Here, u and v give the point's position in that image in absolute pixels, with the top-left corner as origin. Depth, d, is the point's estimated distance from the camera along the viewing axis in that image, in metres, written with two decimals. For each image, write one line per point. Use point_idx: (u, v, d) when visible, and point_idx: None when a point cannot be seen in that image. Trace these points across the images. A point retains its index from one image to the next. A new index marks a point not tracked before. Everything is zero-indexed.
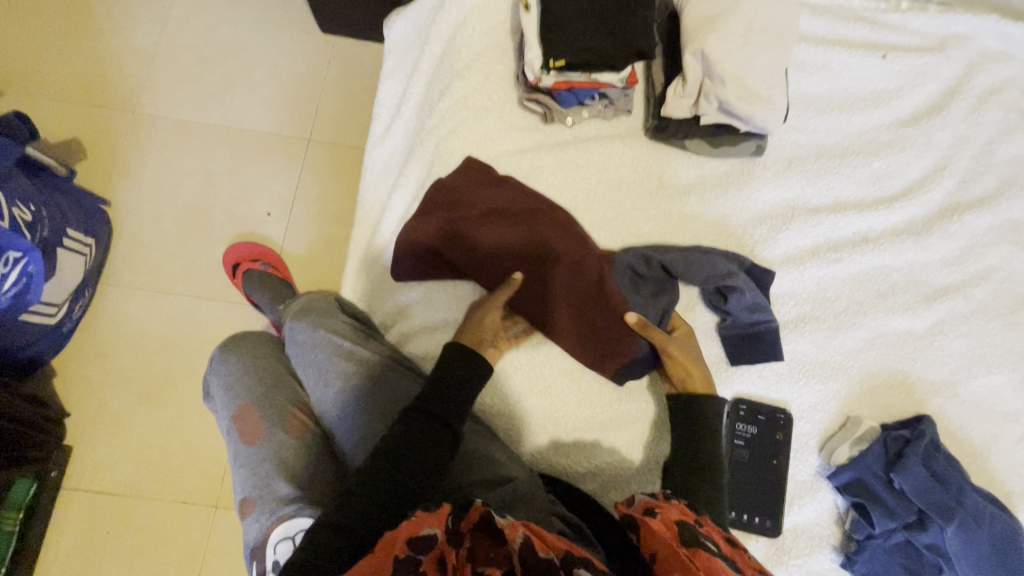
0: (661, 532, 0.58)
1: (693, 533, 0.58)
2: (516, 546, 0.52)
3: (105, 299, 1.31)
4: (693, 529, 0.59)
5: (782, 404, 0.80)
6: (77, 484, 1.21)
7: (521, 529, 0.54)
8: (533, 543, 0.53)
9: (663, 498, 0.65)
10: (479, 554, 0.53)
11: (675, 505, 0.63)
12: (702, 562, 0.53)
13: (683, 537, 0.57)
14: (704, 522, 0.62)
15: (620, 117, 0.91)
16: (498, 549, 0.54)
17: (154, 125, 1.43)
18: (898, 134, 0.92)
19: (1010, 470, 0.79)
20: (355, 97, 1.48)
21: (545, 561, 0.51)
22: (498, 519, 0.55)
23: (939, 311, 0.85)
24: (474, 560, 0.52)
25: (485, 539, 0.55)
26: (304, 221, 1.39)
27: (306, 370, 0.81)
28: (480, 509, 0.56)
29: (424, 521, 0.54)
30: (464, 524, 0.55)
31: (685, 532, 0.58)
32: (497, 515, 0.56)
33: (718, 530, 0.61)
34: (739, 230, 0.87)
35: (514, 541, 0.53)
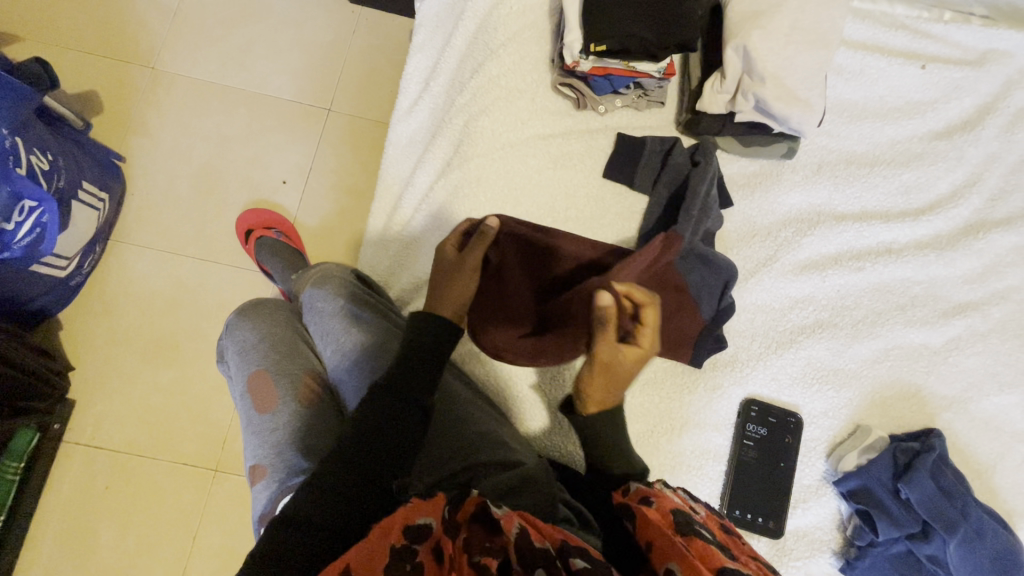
0: (659, 521, 0.59)
1: (690, 520, 0.59)
2: (512, 536, 0.54)
3: (115, 257, 1.31)
4: (688, 518, 0.60)
5: (793, 409, 0.80)
6: (78, 438, 1.21)
7: (516, 519, 0.56)
8: (528, 532, 0.54)
9: (659, 488, 0.66)
10: (474, 543, 0.54)
11: (673, 495, 0.64)
12: (697, 550, 0.54)
13: (680, 526, 0.58)
14: (701, 512, 0.63)
15: (653, 109, 0.90)
16: (494, 538, 0.55)
17: (173, 83, 1.41)
18: (930, 147, 0.91)
19: (1013, 489, 0.80)
20: (378, 70, 1.46)
21: (541, 549, 0.52)
22: (494, 510, 0.57)
23: (956, 328, 0.85)
24: (470, 549, 0.53)
25: (481, 528, 0.56)
26: (320, 192, 1.38)
27: (322, 339, 0.80)
28: (475, 499, 0.58)
29: (418, 509, 0.55)
30: (460, 513, 0.57)
31: (683, 521, 0.59)
32: (492, 505, 0.57)
33: (715, 519, 0.63)
34: (763, 232, 0.87)
35: (510, 530, 0.54)
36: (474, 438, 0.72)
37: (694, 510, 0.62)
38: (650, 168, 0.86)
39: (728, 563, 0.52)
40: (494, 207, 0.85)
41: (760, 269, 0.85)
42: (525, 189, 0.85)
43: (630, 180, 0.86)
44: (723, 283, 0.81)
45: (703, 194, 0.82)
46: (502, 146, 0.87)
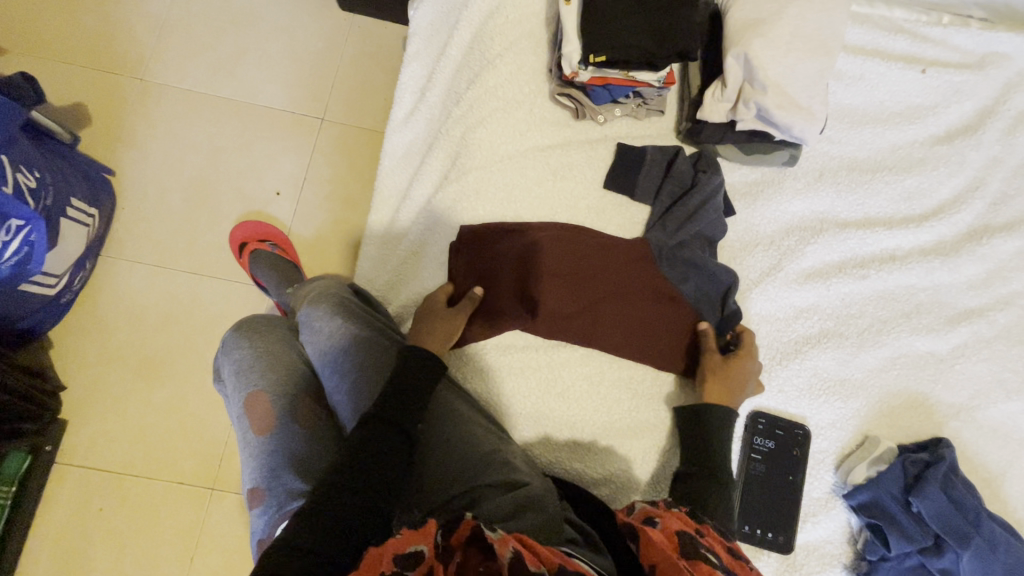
0: (665, 544, 0.60)
1: (695, 545, 0.60)
2: (505, 559, 0.52)
3: (106, 273, 1.28)
4: (693, 540, 0.61)
5: (800, 420, 0.79)
6: (71, 459, 1.19)
7: (511, 543, 0.54)
8: (522, 557, 0.52)
9: (663, 509, 0.67)
10: (468, 568, 0.54)
11: (676, 516, 0.66)
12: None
13: (684, 550, 0.60)
14: (705, 532, 0.64)
15: (653, 118, 0.89)
16: (489, 563, 0.54)
17: (162, 94, 1.38)
18: (932, 152, 0.91)
19: (1023, 498, 0.79)
20: (371, 78, 1.44)
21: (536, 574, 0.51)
22: (488, 533, 0.55)
23: (962, 335, 0.84)
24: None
25: (477, 553, 0.55)
26: (314, 203, 1.37)
27: (320, 358, 0.79)
28: (470, 523, 0.56)
29: (410, 539, 0.54)
30: (454, 538, 0.56)
31: (687, 545, 0.60)
32: (487, 530, 0.56)
33: (719, 540, 0.64)
34: (766, 241, 0.86)
35: (503, 554, 0.53)
36: (474, 460, 0.71)
37: (698, 531, 0.64)
38: (650, 179, 0.85)
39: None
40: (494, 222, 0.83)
41: (763, 278, 0.84)
42: (525, 202, 0.84)
43: (631, 191, 0.85)
44: (726, 292, 0.81)
45: (697, 202, 0.82)
46: (500, 158, 0.85)
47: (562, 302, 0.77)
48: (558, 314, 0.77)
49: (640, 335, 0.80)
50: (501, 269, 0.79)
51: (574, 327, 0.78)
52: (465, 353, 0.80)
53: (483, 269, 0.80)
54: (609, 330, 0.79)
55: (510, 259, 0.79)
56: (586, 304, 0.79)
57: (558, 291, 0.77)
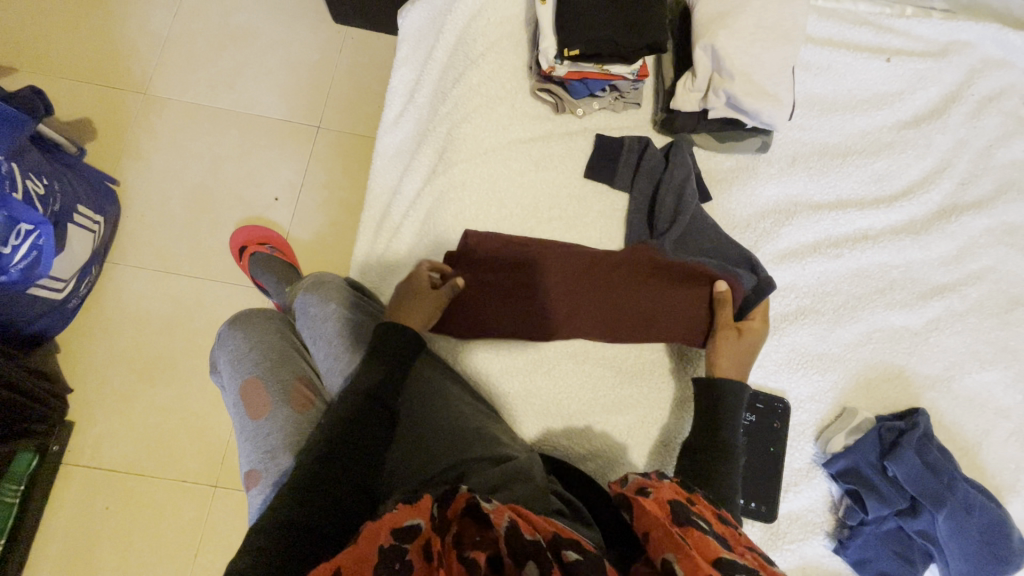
0: (655, 511, 0.59)
1: (686, 512, 0.59)
2: (501, 529, 0.55)
3: (111, 278, 1.32)
4: (684, 508, 0.60)
5: (780, 394, 0.82)
6: (76, 460, 1.21)
7: (506, 514, 0.57)
8: (517, 526, 0.55)
9: (655, 479, 0.66)
10: (464, 539, 0.56)
11: (668, 485, 0.65)
12: (693, 540, 0.55)
13: (676, 517, 0.59)
14: (696, 500, 0.63)
15: (630, 110, 0.93)
16: (484, 533, 0.57)
17: (165, 107, 1.44)
18: (900, 136, 0.94)
19: (1000, 464, 0.81)
20: (365, 87, 1.50)
21: (530, 542, 0.53)
22: (483, 505, 0.58)
23: (935, 309, 0.87)
24: (461, 546, 0.55)
25: (473, 522, 0.58)
26: (311, 207, 1.41)
27: (315, 346, 0.82)
28: (465, 496, 0.58)
29: (405, 514, 0.55)
30: (449, 513, 0.58)
31: (678, 511, 0.59)
32: (482, 501, 0.58)
33: (710, 507, 0.63)
34: (742, 224, 0.90)
35: (499, 525, 0.55)
36: (458, 434, 0.74)
37: (689, 500, 0.63)
38: (627, 168, 0.89)
39: (725, 553, 0.53)
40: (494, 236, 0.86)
41: None
42: (509, 191, 0.88)
43: (609, 179, 0.89)
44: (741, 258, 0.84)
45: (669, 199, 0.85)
46: (485, 151, 0.89)
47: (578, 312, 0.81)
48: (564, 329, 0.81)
49: (663, 323, 0.82)
50: (512, 283, 0.81)
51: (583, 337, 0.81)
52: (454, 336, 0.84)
53: (483, 289, 0.81)
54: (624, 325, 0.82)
55: (518, 267, 0.82)
56: (615, 304, 0.81)
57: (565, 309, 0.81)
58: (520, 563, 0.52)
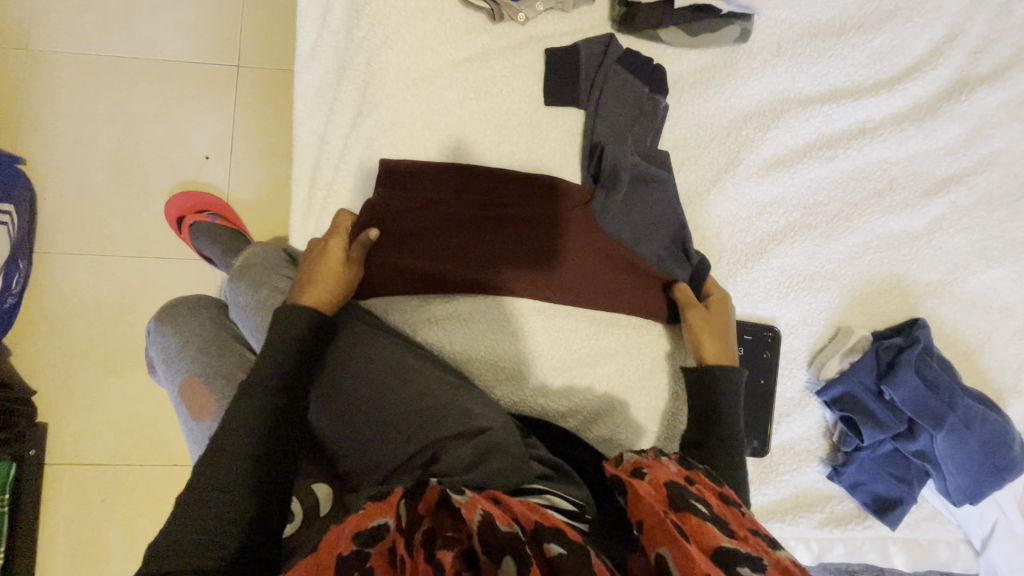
0: (650, 498, 0.50)
1: (684, 494, 0.50)
2: (473, 523, 0.45)
3: (45, 270, 1.21)
4: (682, 490, 0.51)
5: (770, 322, 0.75)
6: (60, 459, 1.18)
7: (480, 505, 0.47)
8: (494, 517, 0.46)
9: (653, 457, 0.58)
10: (435, 536, 0.45)
11: (668, 463, 0.56)
12: (693, 529, 0.45)
13: (673, 501, 0.49)
14: (696, 479, 0.54)
15: (582, 8, 0.78)
16: (459, 527, 0.46)
17: (54, 62, 1.23)
18: (904, 1, 0.79)
19: (1002, 366, 0.77)
20: (282, 10, 1.28)
21: (507, 534, 0.44)
22: (455, 497, 0.48)
23: (939, 207, 0.78)
24: (431, 543, 0.44)
25: (447, 517, 0.47)
26: (248, 162, 1.26)
27: (253, 332, 0.73)
28: (438, 487, 0.49)
29: (374, 513, 0.48)
30: (422, 507, 0.48)
31: (676, 494, 0.50)
32: (454, 492, 0.48)
33: (711, 486, 0.54)
34: (722, 132, 0.78)
35: (472, 519, 0.45)
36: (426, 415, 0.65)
37: (689, 480, 0.54)
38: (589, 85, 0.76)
39: (725, 541, 0.44)
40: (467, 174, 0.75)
41: (722, 176, 0.77)
42: (448, 128, 0.75)
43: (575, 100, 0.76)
44: None
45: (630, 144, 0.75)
46: (413, 82, 0.75)
47: (571, 220, 0.74)
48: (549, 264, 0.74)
49: None
50: None
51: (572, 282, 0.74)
52: (410, 306, 0.75)
53: None
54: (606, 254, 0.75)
55: None
56: None
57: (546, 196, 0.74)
58: (496, 560, 0.42)
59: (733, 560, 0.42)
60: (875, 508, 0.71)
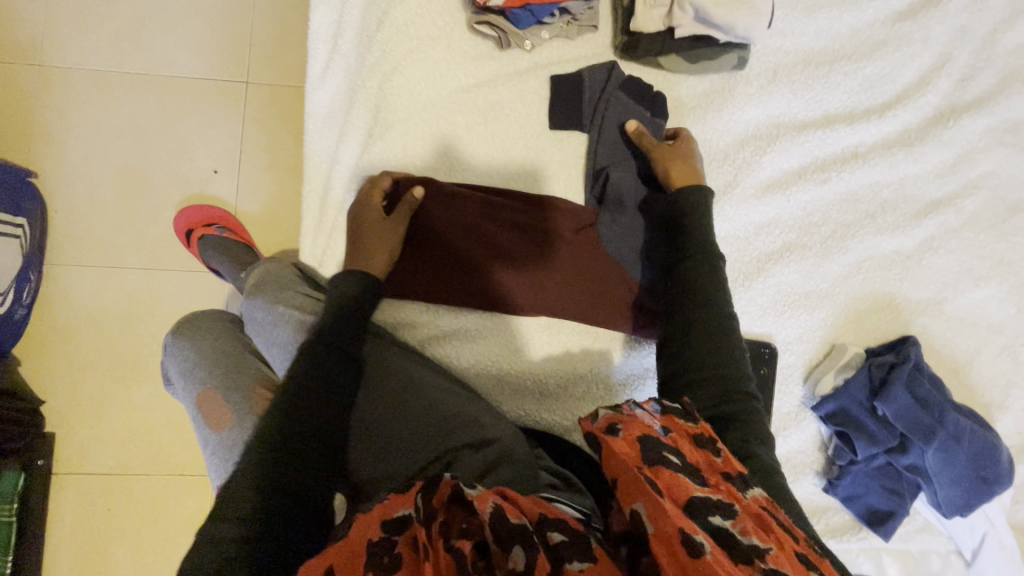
0: (626, 458, 0.48)
1: (657, 449, 0.49)
2: (485, 516, 0.47)
3: (54, 281, 1.23)
4: (656, 444, 0.50)
5: (767, 338, 0.77)
6: (66, 468, 1.20)
7: (491, 498, 0.49)
8: (504, 511, 0.48)
9: (624, 410, 0.54)
10: (451, 527, 0.47)
11: (639, 414, 0.54)
12: (670, 486, 0.46)
13: (647, 458, 0.49)
14: (669, 428, 0.53)
15: (586, 36, 0.81)
16: (471, 519, 0.48)
17: (66, 78, 1.26)
18: (894, 31, 0.83)
19: (990, 382, 0.79)
20: (290, 29, 1.31)
21: (518, 526, 0.46)
22: (466, 490, 0.49)
23: (929, 228, 0.81)
24: (446, 534, 0.46)
25: (459, 510, 0.49)
26: (256, 176, 1.29)
27: (268, 348, 0.76)
28: (450, 482, 0.49)
29: (397, 504, 0.51)
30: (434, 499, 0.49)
31: (651, 451, 0.49)
32: (466, 487, 0.49)
33: (682, 432, 0.53)
34: (721, 155, 0.80)
35: (485, 513, 0.47)
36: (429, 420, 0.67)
37: (662, 429, 0.52)
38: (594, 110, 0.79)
39: (696, 489, 0.46)
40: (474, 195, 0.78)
41: (720, 197, 0.79)
42: (456, 151, 0.78)
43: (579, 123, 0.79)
44: None
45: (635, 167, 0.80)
46: (423, 106, 0.78)
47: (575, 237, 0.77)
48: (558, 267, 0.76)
49: None
50: None
51: (564, 280, 0.76)
52: (419, 323, 0.77)
53: None
54: (610, 271, 0.78)
55: None
56: None
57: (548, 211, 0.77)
58: (507, 549, 0.45)
59: (705, 509, 0.45)
60: (868, 520, 0.73)
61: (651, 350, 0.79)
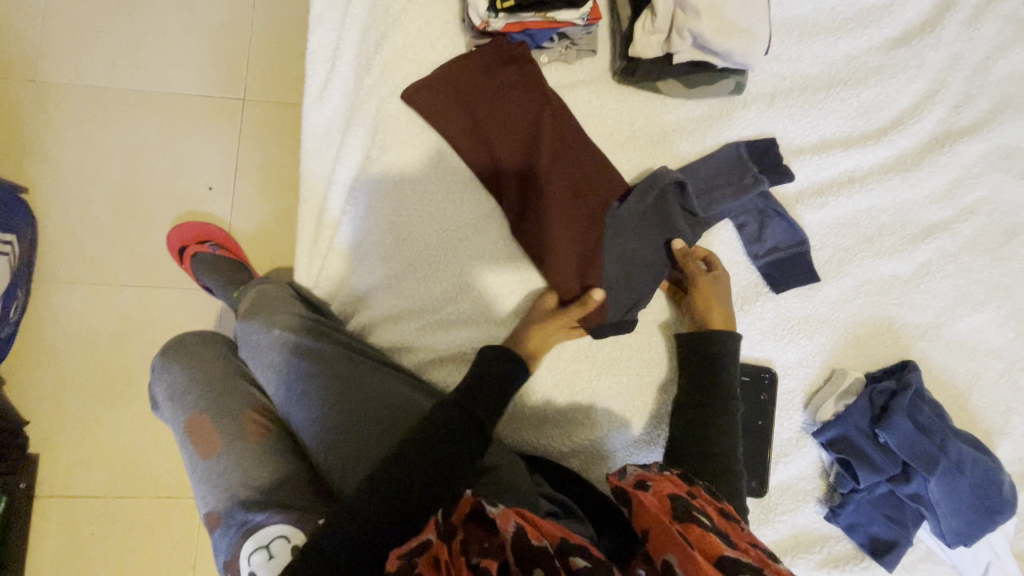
0: (654, 507, 0.54)
1: (686, 506, 0.54)
2: (508, 534, 0.48)
3: (43, 300, 1.20)
4: (684, 502, 0.55)
5: (766, 363, 0.77)
6: (50, 491, 1.16)
7: (513, 516, 0.49)
8: (526, 530, 0.48)
9: (654, 472, 0.61)
10: (472, 546, 0.49)
11: (668, 478, 0.60)
12: (697, 537, 0.49)
13: (676, 513, 0.53)
14: (697, 493, 0.59)
15: (585, 60, 0.81)
16: (493, 539, 0.50)
17: (61, 95, 1.25)
18: (888, 58, 0.84)
19: (990, 407, 0.79)
20: (287, 47, 1.31)
21: (538, 549, 0.46)
22: (489, 509, 0.51)
23: (926, 253, 0.81)
24: (467, 552, 0.48)
25: (478, 529, 0.51)
26: (251, 194, 1.28)
27: (261, 371, 0.75)
28: (470, 500, 0.52)
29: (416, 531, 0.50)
30: (456, 518, 0.51)
31: (678, 506, 0.54)
32: (487, 504, 0.51)
33: (713, 501, 0.58)
34: None
35: (506, 530, 0.48)
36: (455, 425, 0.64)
37: (690, 493, 0.58)
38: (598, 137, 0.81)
39: (728, 551, 0.47)
40: (470, 211, 0.78)
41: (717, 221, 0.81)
42: (455, 174, 0.78)
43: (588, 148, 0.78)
44: None
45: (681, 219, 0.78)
46: (422, 128, 0.78)
47: (579, 231, 0.76)
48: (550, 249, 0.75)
49: None
50: None
51: (578, 182, 0.77)
52: (416, 347, 0.76)
53: None
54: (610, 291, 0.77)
55: None
56: None
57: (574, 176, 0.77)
58: (529, 570, 0.45)
59: (736, 569, 0.45)
60: (872, 549, 0.72)
61: (652, 377, 0.78)
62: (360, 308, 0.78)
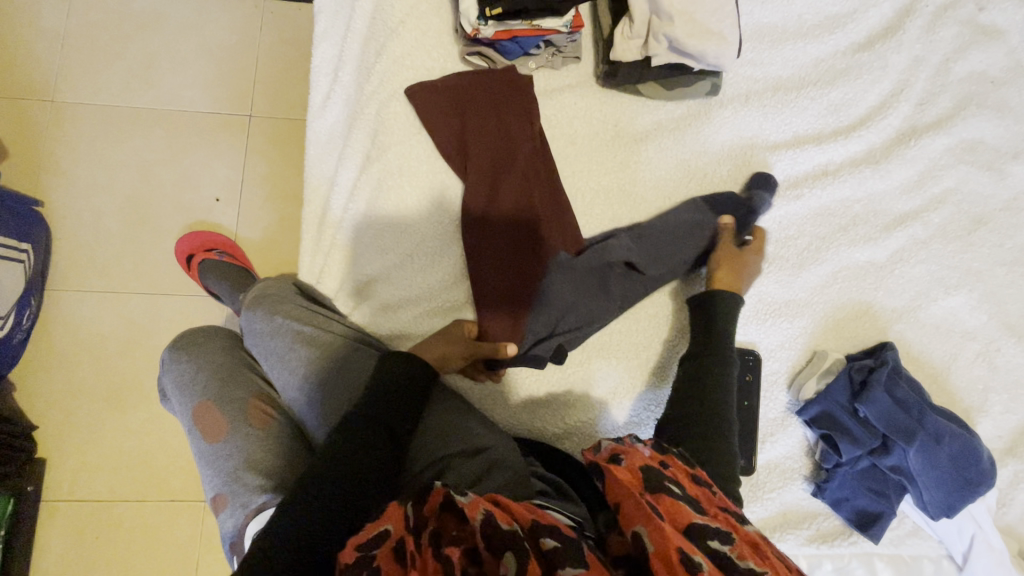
0: (629, 484, 0.53)
1: (659, 477, 0.54)
2: (476, 523, 0.48)
3: (54, 308, 1.24)
4: (657, 474, 0.55)
5: (751, 346, 0.80)
6: (56, 495, 1.18)
7: (481, 505, 0.50)
8: (493, 516, 0.49)
9: (628, 444, 0.60)
10: (441, 536, 0.49)
11: (642, 449, 0.59)
12: (667, 508, 0.51)
13: (649, 485, 0.54)
14: (670, 461, 0.58)
15: (570, 66, 0.88)
16: (462, 526, 0.50)
17: (77, 114, 1.32)
18: (854, 61, 0.90)
19: (969, 386, 0.82)
20: (292, 66, 1.39)
21: (507, 531, 0.47)
22: (457, 498, 0.50)
23: (899, 239, 0.85)
24: (438, 541, 0.48)
25: (451, 517, 0.51)
26: (256, 204, 1.33)
27: (267, 359, 0.78)
28: (441, 491, 0.51)
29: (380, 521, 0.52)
30: (426, 509, 0.51)
31: (651, 478, 0.54)
32: (456, 495, 0.51)
33: (684, 467, 0.59)
34: (700, 173, 0.86)
35: (474, 518, 0.49)
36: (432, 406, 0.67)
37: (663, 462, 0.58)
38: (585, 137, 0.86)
39: (697, 517, 0.50)
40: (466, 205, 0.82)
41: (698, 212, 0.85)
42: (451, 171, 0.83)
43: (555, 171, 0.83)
44: None
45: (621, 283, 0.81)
46: (419, 129, 0.83)
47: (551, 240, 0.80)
48: (493, 295, 0.77)
49: None
50: None
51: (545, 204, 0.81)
52: (413, 335, 0.79)
53: None
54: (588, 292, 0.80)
55: None
56: None
57: (533, 224, 0.79)
58: (499, 555, 0.46)
59: (704, 535, 0.48)
60: (858, 522, 0.74)
61: (642, 361, 0.81)
62: (360, 298, 0.81)
